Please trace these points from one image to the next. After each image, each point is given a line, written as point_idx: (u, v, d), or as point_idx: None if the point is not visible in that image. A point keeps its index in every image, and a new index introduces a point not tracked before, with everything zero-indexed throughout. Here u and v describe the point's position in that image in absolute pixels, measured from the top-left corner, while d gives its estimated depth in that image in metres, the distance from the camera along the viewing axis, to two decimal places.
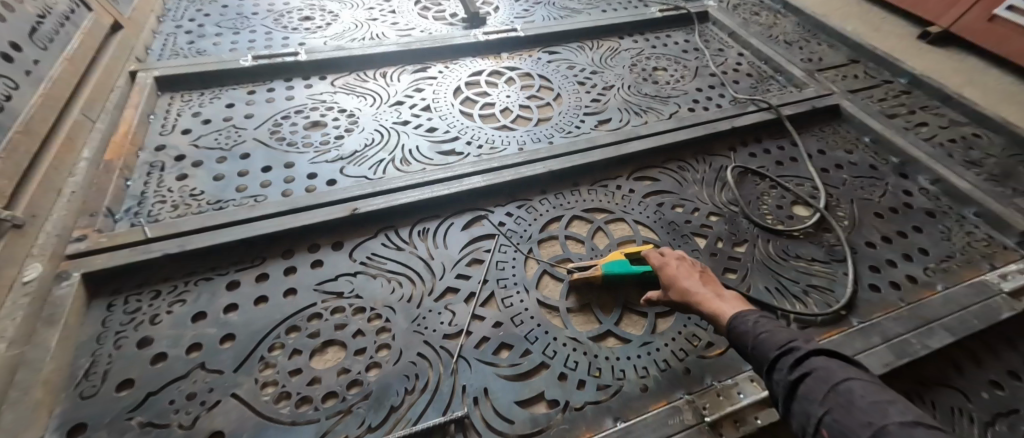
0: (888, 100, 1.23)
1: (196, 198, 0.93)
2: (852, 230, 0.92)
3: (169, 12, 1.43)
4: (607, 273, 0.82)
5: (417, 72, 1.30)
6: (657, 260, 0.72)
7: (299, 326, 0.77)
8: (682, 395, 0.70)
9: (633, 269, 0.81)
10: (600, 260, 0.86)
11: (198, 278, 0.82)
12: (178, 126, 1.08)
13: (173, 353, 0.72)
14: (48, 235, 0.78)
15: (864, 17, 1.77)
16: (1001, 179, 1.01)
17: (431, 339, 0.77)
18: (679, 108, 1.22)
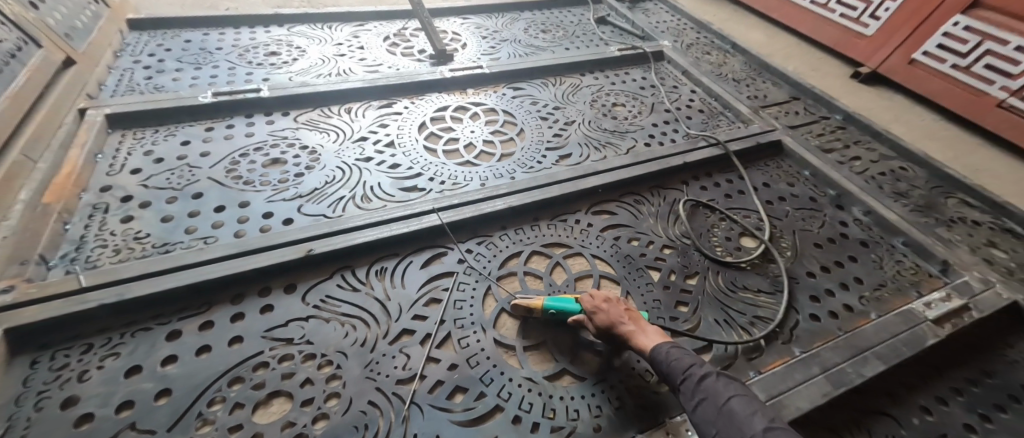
0: (826, 136, 1.33)
1: (141, 242, 0.90)
2: (794, 261, 0.97)
3: (127, 47, 1.41)
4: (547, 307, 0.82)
5: (382, 108, 1.31)
6: (590, 305, 0.77)
7: (244, 376, 0.74)
8: (634, 434, 0.71)
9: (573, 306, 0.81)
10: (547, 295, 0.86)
11: (136, 329, 0.79)
12: (128, 165, 1.05)
13: (102, 413, 0.68)
14: None
15: (804, 57, 1.93)
16: (924, 210, 1.10)
17: (383, 385, 0.75)
18: (636, 143, 1.27)
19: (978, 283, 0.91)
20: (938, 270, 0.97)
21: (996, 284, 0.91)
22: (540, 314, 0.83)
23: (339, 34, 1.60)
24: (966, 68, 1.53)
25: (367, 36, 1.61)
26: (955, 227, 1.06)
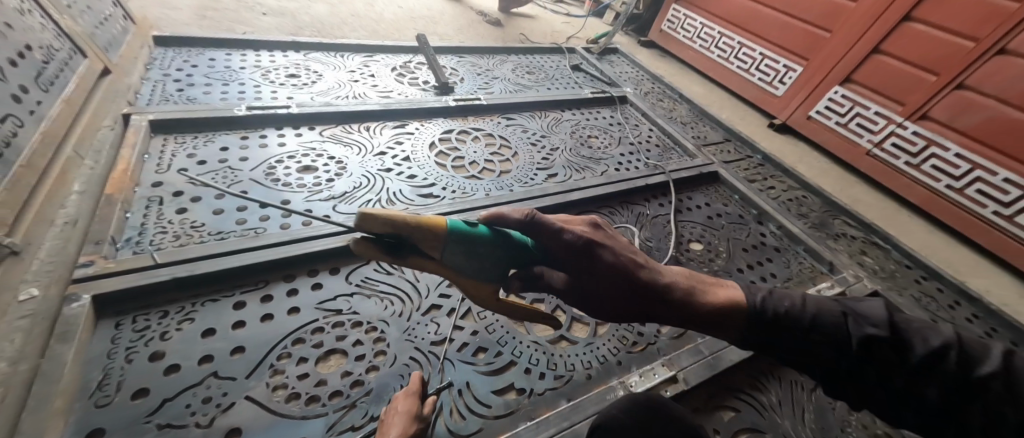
0: (750, 170, 1.71)
1: (198, 230, 1.00)
2: (728, 260, 1.29)
3: (154, 61, 1.52)
4: (449, 229, 0.62)
5: (397, 128, 1.52)
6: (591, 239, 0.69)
7: (304, 338, 0.88)
8: (616, 380, 0.92)
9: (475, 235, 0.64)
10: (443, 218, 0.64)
11: (204, 300, 0.89)
12: (174, 165, 1.15)
13: (186, 365, 0.78)
14: (43, 262, 0.83)
15: (734, 109, 2.39)
16: (818, 227, 1.48)
17: (421, 345, 0.92)
18: (608, 168, 1.56)
19: (852, 277, 1.28)
20: (827, 269, 1.32)
21: (862, 278, 1.28)
22: (428, 243, 0.61)
23: (351, 62, 1.81)
24: (844, 125, 2.02)
25: (376, 66, 1.83)
26: (838, 240, 1.45)
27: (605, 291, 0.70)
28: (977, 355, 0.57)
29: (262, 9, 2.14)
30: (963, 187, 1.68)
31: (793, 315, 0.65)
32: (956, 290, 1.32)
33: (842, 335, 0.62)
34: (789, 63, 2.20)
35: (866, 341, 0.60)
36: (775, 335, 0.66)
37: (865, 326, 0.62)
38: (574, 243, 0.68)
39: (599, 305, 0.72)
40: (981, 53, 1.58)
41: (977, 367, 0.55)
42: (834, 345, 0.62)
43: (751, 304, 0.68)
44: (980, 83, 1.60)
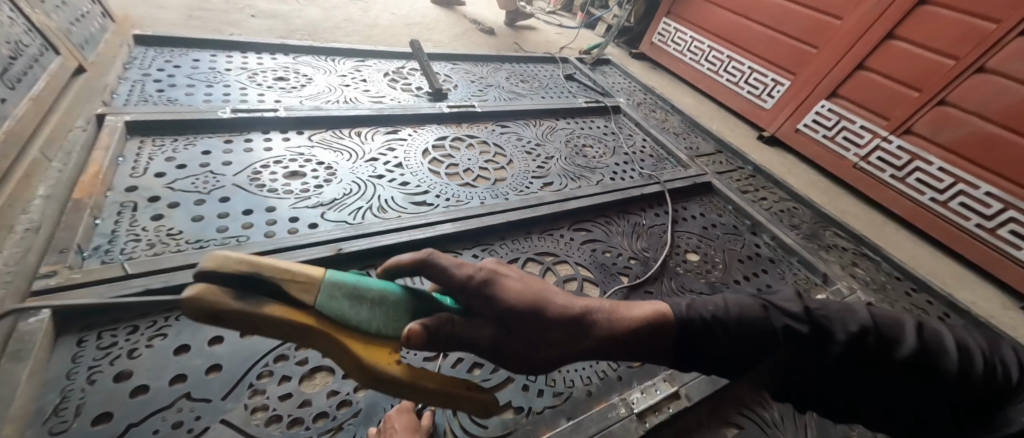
0: (742, 181, 1.72)
1: (175, 238, 0.93)
2: (724, 271, 1.28)
3: (133, 60, 1.45)
4: (332, 275, 0.51)
5: (389, 134, 1.48)
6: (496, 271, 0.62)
7: (287, 354, 0.80)
8: (616, 396, 0.89)
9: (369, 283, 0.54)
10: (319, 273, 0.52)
11: (180, 313, 0.81)
12: (151, 169, 1.08)
13: (155, 385, 0.70)
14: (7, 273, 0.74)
15: (724, 121, 2.42)
16: (810, 238, 1.49)
17: (413, 362, 0.86)
18: (604, 178, 1.55)
19: (846, 289, 1.29)
20: (821, 280, 1.33)
21: (857, 290, 1.29)
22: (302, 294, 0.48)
23: (342, 66, 1.77)
24: (832, 138, 2.06)
25: (368, 71, 1.79)
26: (830, 251, 1.46)
27: (541, 341, 0.63)
28: (892, 334, 0.63)
29: (251, 10, 2.09)
30: (947, 200, 1.72)
31: (725, 328, 0.69)
32: (945, 302, 1.34)
33: (771, 339, 0.68)
34: (777, 77, 2.25)
35: (796, 340, 0.67)
36: (716, 351, 0.70)
37: (789, 322, 0.68)
38: (476, 284, 0.59)
39: (540, 363, 0.65)
40: (962, 70, 1.63)
41: (899, 348, 0.61)
42: (769, 350, 0.69)
43: (685, 321, 0.70)
44: (961, 99, 1.65)
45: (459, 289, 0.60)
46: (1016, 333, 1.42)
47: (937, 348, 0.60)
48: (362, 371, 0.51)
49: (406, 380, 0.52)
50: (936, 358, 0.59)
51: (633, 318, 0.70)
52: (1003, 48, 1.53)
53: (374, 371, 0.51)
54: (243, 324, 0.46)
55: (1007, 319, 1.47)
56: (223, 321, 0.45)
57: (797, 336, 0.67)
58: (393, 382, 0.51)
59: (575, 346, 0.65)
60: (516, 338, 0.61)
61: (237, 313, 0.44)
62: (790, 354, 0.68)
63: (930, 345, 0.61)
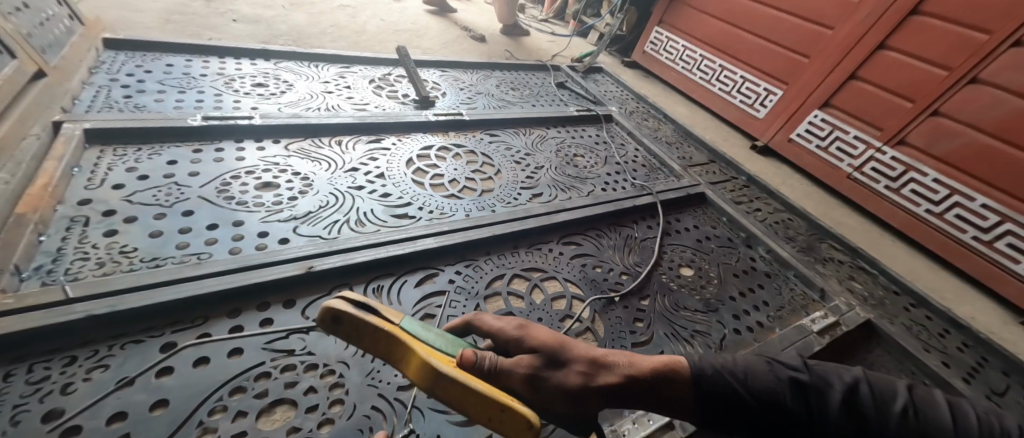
0: (736, 192, 1.69)
1: (128, 256, 0.87)
2: (720, 287, 1.23)
3: (102, 64, 1.39)
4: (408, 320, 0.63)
5: (372, 143, 1.42)
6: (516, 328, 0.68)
7: (244, 386, 0.75)
8: (608, 426, 0.81)
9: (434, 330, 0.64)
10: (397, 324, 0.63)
11: (126, 341, 0.76)
12: (108, 180, 1.02)
13: (91, 425, 0.64)
14: None
15: (716, 130, 2.40)
16: (807, 251, 1.45)
17: (386, 391, 0.80)
18: (595, 188, 1.50)
19: (844, 305, 1.24)
20: (818, 296, 1.28)
21: (855, 307, 1.24)
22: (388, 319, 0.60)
23: (325, 73, 1.71)
24: (825, 148, 2.04)
25: (353, 78, 1.73)
26: (826, 264, 1.42)
27: (556, 381, 0.62)
28: (887, 395, 0.62)
29: (233, 15, 2.03)
30: (942, 211, 1.69)
31: (738, 383, 0.65)
32: (945, 318, 1.30)
33: (779, 398, 0.64)
34: (769, 86, 2.24)
35: (804, 400, 0.63)
36: (731, 407, 0.65)
37: (795, 376, 0.65)
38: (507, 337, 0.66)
39: (559, 404, 0.62)
40: (954, 82, 1.62)
41: (893, 403, 0.60)
42: (778, 412, 0.63)
43: (696, 370, 0.67)
44: (954, 111, 1.63)
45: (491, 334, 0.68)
46: (1016, 349, 1.38)
47: (930, 409, 0.60)
48: (425, 376, 0.53)
49: (462, 380, 0.52)
50: (932, 422, 0.58)
51: (642, 363, 0.68)
52: (995, 60, 1.52)
53: (433, 371, 0.52)
54: (348, 335, 0.57)
55: (1006, 334, 1.43)
56: (339, 330, 0.57)
57: (804, 394, 0.64)
58: (450, 380, 0.51)
59: (591, 390, 0.63)
60: (537, 375, 0.61)
61: (348, 320, 0.56)
62: (798, 417, 0.63)
63: (921, 407, 0.60)
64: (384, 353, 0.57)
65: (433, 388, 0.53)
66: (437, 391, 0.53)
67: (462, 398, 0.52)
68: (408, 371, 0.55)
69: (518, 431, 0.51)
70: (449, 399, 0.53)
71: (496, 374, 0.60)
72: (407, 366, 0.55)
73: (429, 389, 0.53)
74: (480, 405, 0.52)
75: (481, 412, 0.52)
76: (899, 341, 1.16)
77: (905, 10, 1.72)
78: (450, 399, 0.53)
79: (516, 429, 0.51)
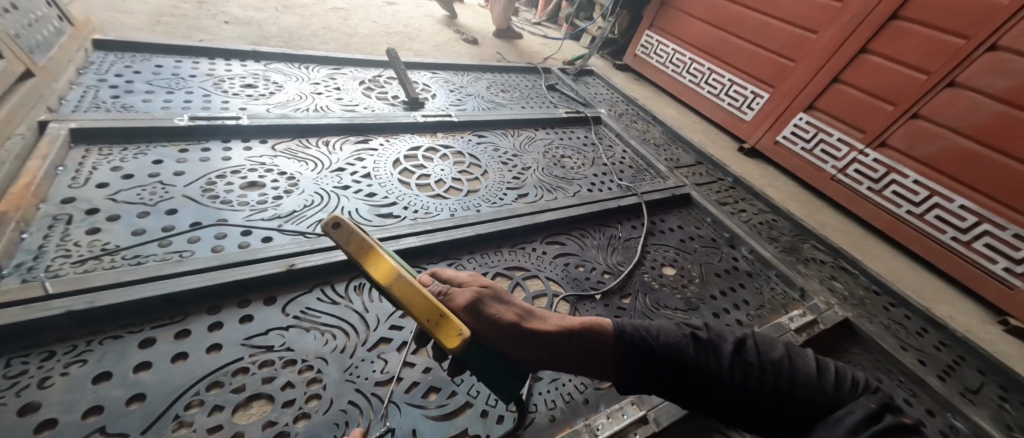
0: (722, 193, 1.71)
1: (110, 253, 0.88)
2: (700, 285, 1.25)
3: (90, 65, 1.40)
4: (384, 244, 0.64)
5: (359, 143, 1.44)
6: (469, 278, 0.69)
7: (222, 381, 0.76)
8: (581, 422, 0.84)
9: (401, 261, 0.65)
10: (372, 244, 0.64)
11: (104, 337, 0.77)
12: (93, 179, 1.03)
13: (66, 419, 0.66)
14: None
15: (705, 133, 2.43)
16: (789, 251, 1.48)
17: (363, 387, 0.81)
18: (581, 189, 1.51)
19: (823, 304, 1.26)
20: (798, 295, 1.30)
21: (833, 306, 1.26)
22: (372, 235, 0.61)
23: (315, 74, 1.73)
24: (810, 151, 2.07)
25: (343, 79, 1.75)
26: (808, 265, 1.44)
27: (495, 310, 0.63)
28: (769, 349, 0.69)
29: (225, 16, 2.05)
30: (922, 213, 1.72)
31: (650, 336, 0.71)
32: (923, 317, 1.32)
33: (682, 349, 0.69)
34: (756, 89, 2.27)
35: (700, 350, 0.69)
36: (644, 359, 0.69)
37: (695, 332, 0.71)
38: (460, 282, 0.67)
39: (489, 335, 0.61)
40: (934, 85, 1.65)
41: (771, 352, 0.68)
42: (681, 361, 0.68)
43: (616, 325, 0.73)
44: (933, 113, 1.66)
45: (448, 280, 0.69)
46: (994, 348, 1.40)
47: (802, 361, 0.67)
48: (388, 272, 0.52)
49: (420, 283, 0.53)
50: (803, 371, 0.65)
51: (570, 319, 0.73)
52: (972, 64, 1.55)
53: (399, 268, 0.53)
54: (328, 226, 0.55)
55: (985, 334, 1.46)
56: (332, 226, 0.54)
57: (702, 347, 0.69)
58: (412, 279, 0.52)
59: (524, 326, 0.65)
60: (479, 301, 0.62)
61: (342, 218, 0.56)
62: (694, 365, 0.67)
63: (795, 358, 0.67)
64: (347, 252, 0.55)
65: (389, 284, 0.52)
66: (391, 288, 0.52)
67: (411, 298, 0.51)
68: (368, 267, 0.53)
69: (450, 340, 0.49)
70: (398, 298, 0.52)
71: (444, 298, 0.62)
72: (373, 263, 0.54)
73: (385, 282, 0.52)
74: (424, 308, 0.51)
75: (422, 314, 0.51)
76: (876, 340, 1.18)
77: (886, 14, 1.75)
78: (398, 299, 0.52)
79: (450, 336, 0.49)
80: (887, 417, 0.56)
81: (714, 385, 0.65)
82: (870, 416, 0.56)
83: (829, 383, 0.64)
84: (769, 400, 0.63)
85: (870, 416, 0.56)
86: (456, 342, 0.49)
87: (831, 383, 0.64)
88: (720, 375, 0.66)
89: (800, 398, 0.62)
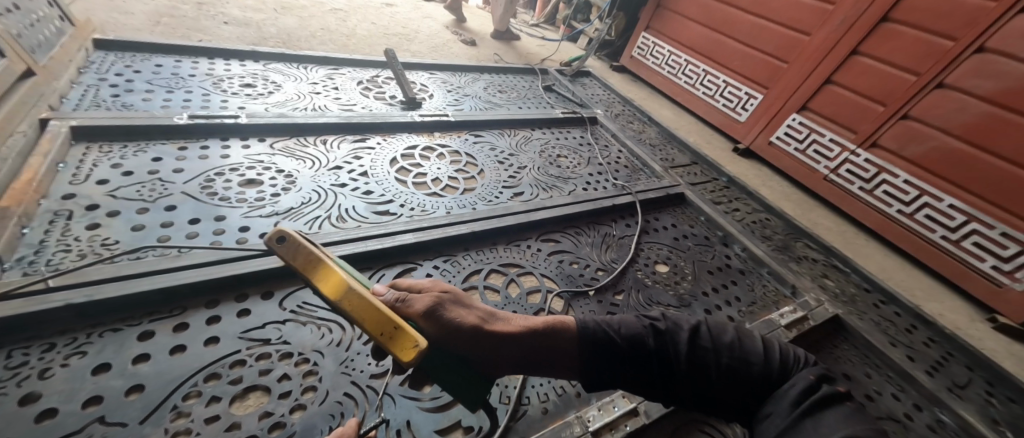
0: (716, 192, 1.73)
1: (109, 248, 0.89)
2: (693, 283, 1.26)
3: (91, 64, 1.42)
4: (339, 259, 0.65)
5: (357, 142, 1.45)
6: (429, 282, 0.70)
7: (219, 373, 0.78)
8: (573, 414, 0.86)
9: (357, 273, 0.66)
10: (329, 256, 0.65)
11: (104, 330, 0.78)
12: (93, 176, 1.04)
13: (66, 408, 0.67)
14: None
15: (700, 133, 2.45)
16: (781, 249, 1.50)
17: (358, 379, 0.82)
18: (576, 188, 1.53)
19: (813, 301, 1.28)
20: (789, 292, 1.32)
21: (823, 303, 1.28)
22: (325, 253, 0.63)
23: (314, 74, 1.75)
24: (803, 151, 2.09)
25: (341, 79, 1.77)
26: (800, 263, 1.46)
27: (456, 314, 0.64)
28: (721, 332, 0.74)
29: (224, 17, 2.06)
30: (913, 212, 1.74)
31: (612, 331, 0.72)
32: (912, 314, 1.34)
33: (643, 341, 0.71)
34: (750, 90, 2.29)
35: (659, 341, 0.71)
36: (607, 355, 0.71)
37: (655, 323, 0.74)
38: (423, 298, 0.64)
39: (451, 340, 0.63)
40: (923, 86, 1.67)
41: (725, 337, 0.73)
42: (643, 353, 0.70)
43: (579, 322, 0.74)
44: (923, 114, 1.69)
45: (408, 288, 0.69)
46: (982, 345, 1.42)
47: (750, 342, 0.73)
48: (335, 287, 0.53)
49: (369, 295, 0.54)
50: (750, 351, 0.71)
51: (533, 318, 0.74)
52: (960, 65, 1.57)
53: (347, 282, 0.53)
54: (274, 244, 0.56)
55: (974, 331, 1.48)
56: (277, 242, 0.56)
57: (661, 338, 0.72)
58: (359, 293, 0.53)
59: (486, 328, 0.67)
60: (438, 306, 0.63)
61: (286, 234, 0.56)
62: (656, 356, 0.70)
63: (744, 340, 0.73)
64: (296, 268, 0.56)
65: (339, 299, 0.53)
66: (341, 303, 0.53)
67: (361, 312, 0.53)
68: (318, 283, 0.54)
69: (404, 352, 0.50)
70: (348, 312, 0.53)
71: (401, 304, 0.61)
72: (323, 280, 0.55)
73: (334, 297, 0.53)
74: (376, 321, 0.52)
75: (374, 327, 0.52)
76: (865, 336, 1.20)
77: (876, 17, 1.78)
78: (349, 313, 0.53)
79: (404, 348, 0.51)
80: (823, 387, 0.64)
81: (674, 372, 0.69)
82: (810, 388, 0.64)
83: (774, 360, 0.70)
84: (722, 381, 0.68)
85: (809, 387, 0.64)
86: (410, 354, 0.50)
87: (776, 361, 0.70)
88: (679, 362, 0.69)
89: (750, 376, 0.68)
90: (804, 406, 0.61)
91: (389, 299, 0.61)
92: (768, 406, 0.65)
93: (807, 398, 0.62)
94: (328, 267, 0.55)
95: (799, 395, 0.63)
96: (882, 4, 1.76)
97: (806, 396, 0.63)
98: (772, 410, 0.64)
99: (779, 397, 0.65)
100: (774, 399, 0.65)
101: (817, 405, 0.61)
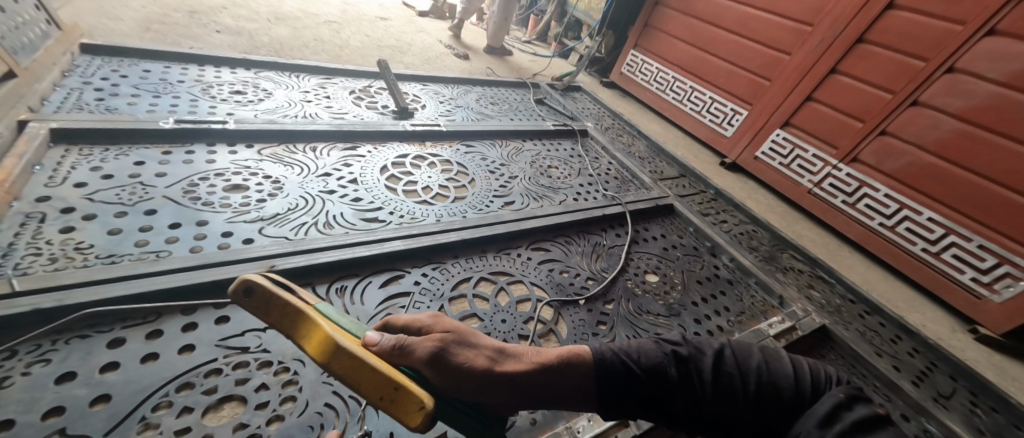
0: (704, 204, 1.75)
1: (83, 252, 0.86)
2: (683, 293, 1.27)
3: (75, 68, 1.40)
4: (320, 309, 0.65)
5: (347, 150, 1.44)
6: (431, 317, 0.71)
7: (193, 382, 0.74)
8: (563, 424, 0.84)
9: (342, 320, 0.65)
10: (314, 304, 0.65)
11: (71, 336, 0.75)
12: (71, 179, 1.02)
13: (24, 419, 0.63)
14: None
15: (687, 148, 2.50)
16: (769, 260, 1.52)
17: (340, 389, 0.80)
18: (567, 197, 1.54)
19: (801, 311, 1.29)
20: (777, 303, 1.33)
21: (810, 312, 1.29)
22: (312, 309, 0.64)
23: (305, 83, 1.74)
24: (788, 166, 2.14)
25: (333, 88, 1.77)
26: (787, 274, 1.47)
27: (465, 357, 0.65)
28: (746, 357, 0.72)
29: (216, 26, 2.07)
30: (894, 225, 1.78)
31: (632, 361, 0.71)
32: (897, 324, 1.35)
33: (665, 371, 0.70)
34: (735, 107, 2.35)
35: (682, 369, 0.70)
36: (625, 387, 0.69)
37: (676, 350, 0.73)
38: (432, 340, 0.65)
39: (463, 387, 0.63)
40: (898, 103, 1.74)
41: (751, 360, 0.71)
42: (665, 383, 0.69)
43: (595, 353, 0.73)
44: (899, 131, 1.75)
45: (406, 327, 0.70)
46: (963, 355, 1.44)
47: (778, 365, 0.71)
48: (325, 348, 0.53)
49: (361, 354, 0.53)
50: (780, 375, 0.69)
51: (545, 352, 0.73)
52: (932, 84, 1.64)
53: (332, 343, 0.53)
54: (250, 302, 0.57)
55: (955, 341, 1.50)
56: (248, 296, 0.56)
57: (682, 365, 0.70)
58: (350, 353, 0.52)
59: (497, 370, 0.67)
60: (444, 351, 0.63)
61: (261, 291, 0.57)
62: (679, 386, 0.69)
63: (772, 363, 0.71)
64: (286, 329, 0.57)
65: (328, 360, 0.53)
66: (330, 364, 0.53)
67: (356, 375, 0.52)
68: (306, 345, 0.54)
69: (408, 414, 0.50)
70: (342, 374, 0.52)
71: (400, 351, 0.61)
72: (307, 340, 0.54)
73: (323, 359, 0.53)
74: (373, 382, 0.52)
75: (373, 390, 0.51)
76: (852, 346, 1.21)
77: (853, 38, 1.85)
78: (341, 374, 0.53)
79: (407, 409, 0.50)
80: (858, 408, 0.60)
81: (699, 401, 0.68)
82: (840, 406, 0.61)
83: (804, 382, 0.68)
84: (751, 408, 0.66)
85: (839, 405, 0.61)
86: (416, 417, 0.50)
87: (806, 382, 0.68)
88: (704, 392, 0.68)
89: (779, 400, 0.66)
90: (834, 429, 0.58)
91: (387, 345, 0.61)
92: (796, 427, 0.63)
93: (838, 419, 0.59)
94: (315, 326, 0.55)
95: (828, 415, 0.60)
96: (857, 26, 1.83)
97: (836, 414, 0.60)
98: (800, 429, 0.61)
99: (807, 417, 0.62)
100: (803, 419, 0.63)
101: (850, 427, 0.57)
